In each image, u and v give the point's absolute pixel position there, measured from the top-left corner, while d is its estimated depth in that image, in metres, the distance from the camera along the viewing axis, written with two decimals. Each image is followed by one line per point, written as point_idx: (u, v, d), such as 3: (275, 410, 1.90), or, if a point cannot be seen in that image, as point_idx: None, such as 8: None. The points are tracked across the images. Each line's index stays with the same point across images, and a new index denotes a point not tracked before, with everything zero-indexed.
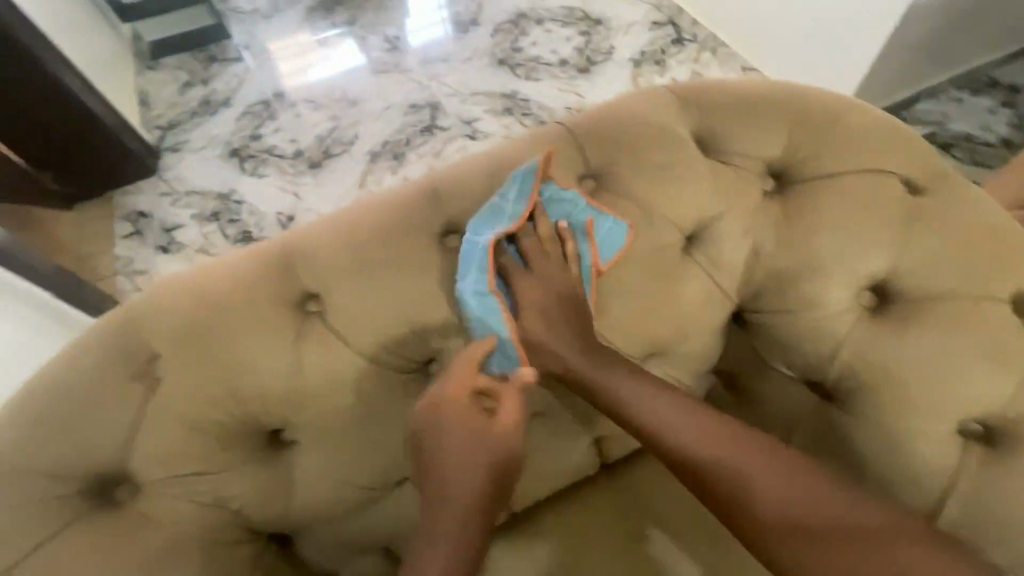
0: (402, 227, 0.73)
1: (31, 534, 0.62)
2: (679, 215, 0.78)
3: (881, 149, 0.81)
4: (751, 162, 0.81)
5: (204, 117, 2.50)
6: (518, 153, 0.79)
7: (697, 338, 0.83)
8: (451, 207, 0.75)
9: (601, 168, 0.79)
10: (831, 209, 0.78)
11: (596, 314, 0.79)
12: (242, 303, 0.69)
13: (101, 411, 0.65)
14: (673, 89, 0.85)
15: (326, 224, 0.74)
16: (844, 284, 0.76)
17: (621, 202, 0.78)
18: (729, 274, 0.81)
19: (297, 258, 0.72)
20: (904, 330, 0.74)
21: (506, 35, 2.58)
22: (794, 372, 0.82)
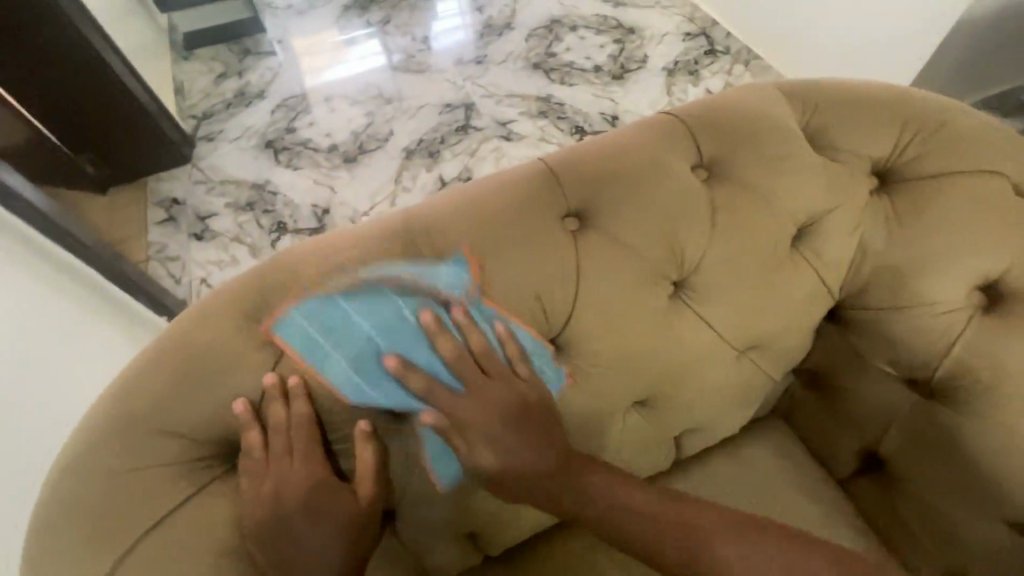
0: (524, 207, 0.73)
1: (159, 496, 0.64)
2: (790, 209, 0.78)
3: (989, 151, 0.81)
4: (855, 160, 0.82)
5: (241, 108, 2.52)
6: (632, 139, 0.79)
7: (795, 333, 0.84)
8: (570, 190, 0.75)
9: (712, 159, 0.80)
10: (945, 207, 0.78)
11: (705, 304, 0.78)
12: (366, 278, 0.69)
13: (224, 380, 0.66)
14: (773, 87, 0.86)
15: (446, 202, 0.74)
16: (956, 282, 0.76)
17: (734, 192, 0.78)
18: (834, 269, 0.81)
19: (419, 233, 0.71)
20: (1016, 330, 0.73)
21: (540, 40, 2.61)
22: (896, 371, 0.82)
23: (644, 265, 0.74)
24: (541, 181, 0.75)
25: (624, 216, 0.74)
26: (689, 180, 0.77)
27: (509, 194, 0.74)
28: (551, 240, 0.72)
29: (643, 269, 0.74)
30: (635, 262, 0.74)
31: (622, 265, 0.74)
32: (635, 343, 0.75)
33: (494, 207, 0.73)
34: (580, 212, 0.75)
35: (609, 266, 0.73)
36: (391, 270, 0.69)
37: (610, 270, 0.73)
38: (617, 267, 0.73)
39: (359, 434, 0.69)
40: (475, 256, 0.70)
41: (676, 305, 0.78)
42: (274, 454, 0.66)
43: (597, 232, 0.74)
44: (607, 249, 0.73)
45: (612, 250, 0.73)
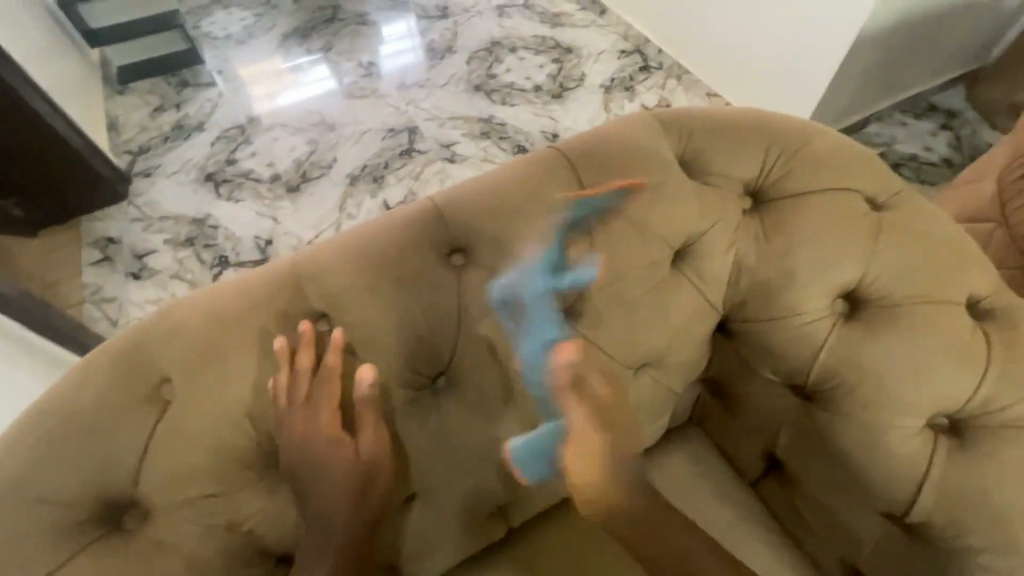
0: (410, 247, 0.76)
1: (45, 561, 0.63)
2: (669, 233, 0.83)
3: (845, 169, 0.88)
4: (728, 183, 0.88)
5: (178, 142, 2.48)
6: (516, 175, 0.83)
7: (686, 348, 0.88)
8: (456, 227, 0.78)
9: (595, 189, 0.84)
10: (806, 224, 0.84)
11: (594, 327, 0.82)
12: (252, 325, 0.70)
13: (110, 437, 0.66)
14: (653, 117, 0.92)
15: (333, 245, 0.77)
16: (820, 293, 0.82)
17: (616, 220, 0.82)
18: (715, 286, 0.86)
19: (304, 278, 0.73)
20: (875, 334, 0.79)
21: (481, 62, 2.66)
22: (778, 377, 0.87)
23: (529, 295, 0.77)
24: (426, 221, 0.78)
25: (505, 249, 0.78)
26: (570, 211, 0.81)
27: (396, 234, 0.77)
28: (437, 277, 0.75)
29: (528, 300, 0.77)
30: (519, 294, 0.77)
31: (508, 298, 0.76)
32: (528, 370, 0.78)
33: (380, 248, 0.75)
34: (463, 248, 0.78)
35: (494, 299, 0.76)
36: (277, 317, 0.71)
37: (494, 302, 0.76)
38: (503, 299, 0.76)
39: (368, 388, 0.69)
40: (363, 297, 0.73)
41: (565, 330, 0.82)
42: (296, 405, 0.67)
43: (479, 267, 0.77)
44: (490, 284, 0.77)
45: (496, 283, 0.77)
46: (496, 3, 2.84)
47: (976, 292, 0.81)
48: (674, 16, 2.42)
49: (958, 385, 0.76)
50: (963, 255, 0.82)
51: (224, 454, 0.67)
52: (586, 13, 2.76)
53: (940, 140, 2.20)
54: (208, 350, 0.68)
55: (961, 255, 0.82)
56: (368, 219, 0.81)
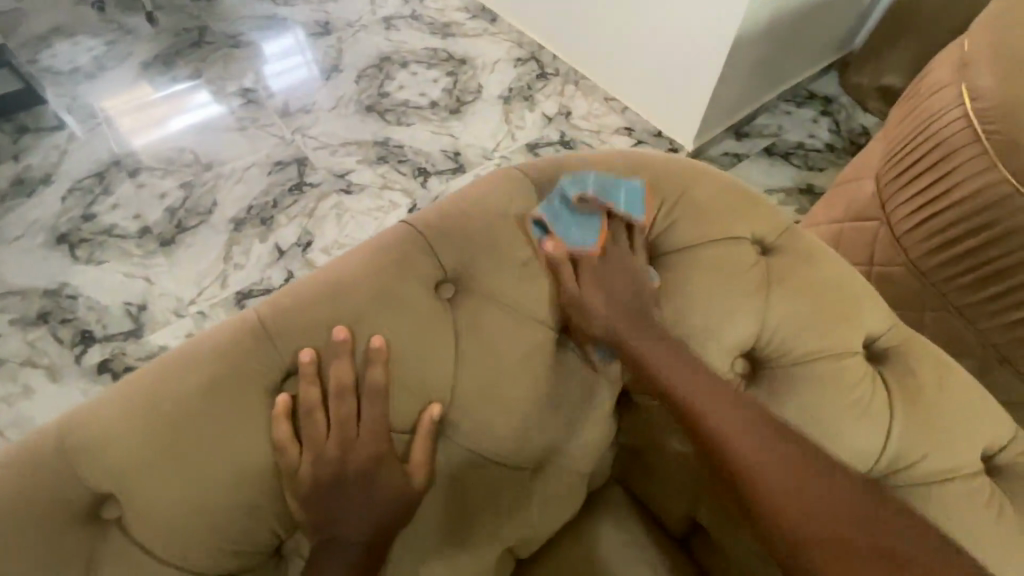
0: (227, 383, 0.61)
1: None
2: (549, 312, 0.73)
3: (731, 214, 0.81)
4: None
5: (20, 202, 1.97)
6: (364, 266, 0.69)
7: (588, 432, 0.77)
8: (288, 349, 0.64)
9: (459, 271, 0.72)
10: (696, 281, 0.77)
11: (473, 435, 0.70)
12: (5, 532, 0.53)
13: None
14: (521, 172, 0.81)
15: (119, 395, 0.59)
16: (718, 358, 0.75)
17: (486, 306, 0.71)
18: (610, 360, 0.77)
19: (76, 452, 0.56)
20: (775, 399, 0.73)
21: (370, 81, 2.33)
22: (687, 448, 0.79)
23: (382, 423, 0.63)
24: (242, 344, 0.63)
25: (347, 369, 0.63)
26: (429, 305, 0.69)
27: (204, 370, 0.61)
28: (264, 421, 0.60)
29: (380, 433, 0.63)
30: (365, 430, 0.63)
31: (350, 437, 0.62)
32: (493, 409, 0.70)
33: (183, 393, 0.59)
34: (342, 327, 0.65)
35: (335, 438, 0.61)
36: (42, 517, 0.54)
37: (334, 445, 0.61)
38: (345, 440, 0.62)
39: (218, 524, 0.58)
40: (160, 467, 0.57)
41: (439, 446, 0.69)
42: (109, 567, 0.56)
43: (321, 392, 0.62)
44: (330, 415, 0.62)
45: (341, 415, 0.62)
46: (382, 14, 2.51)
47: (871, 334, 0.77)
48: (573, 23, 2.24)
49: (865, 445, 0.72)
50: (856, 297, 0.78)
51: None
52: (477, 21, 2.51)
53: (821, 127, 2.28)
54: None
55: (854, 297, 0.78)
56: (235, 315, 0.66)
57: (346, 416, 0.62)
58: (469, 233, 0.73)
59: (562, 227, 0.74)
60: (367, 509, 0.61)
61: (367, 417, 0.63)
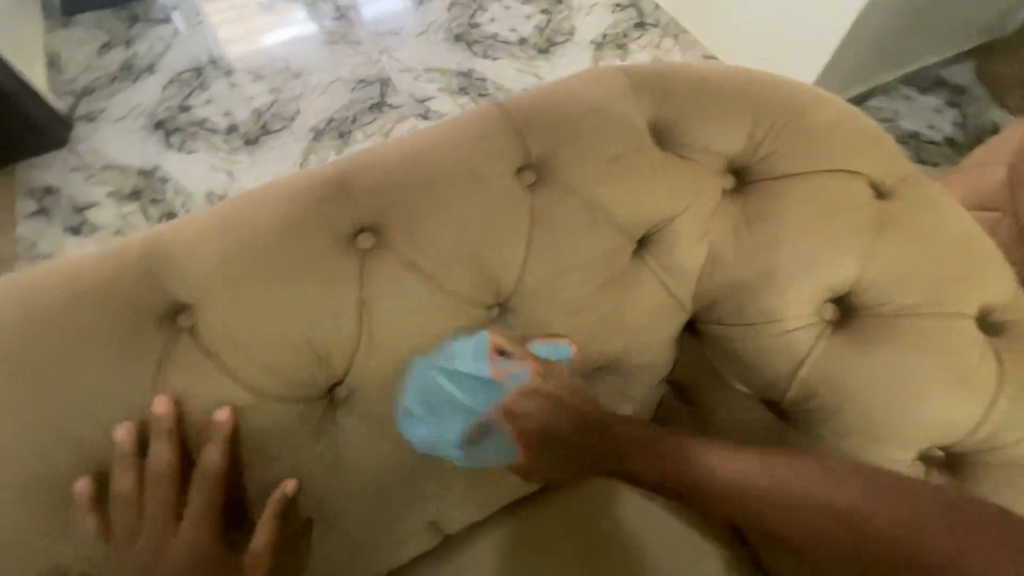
0: (305, 223, 0.60)
1: None
2: (632, 219, 0.69)
3: (848, 147, 0.73)
4: (707, 158, 0.73)
5: (126, 86, 1.84)
6: (447, 138, 0.67)
7: (649, 350, 0.74)
8: (364, 203, 0.62)
9: (544, 158, 0.68)
10: (795, 213, 0.70)
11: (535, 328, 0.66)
12: (95, 318, 0.56)
13: None
14: (621, 72, 0.75)
15: (207, 220, 0.61)
16: (806, 297, 0.69)
17: (566, 197, 0.67)
18: (684, 282, 0.72)
19: (166, 262, 0.58)
20: (864, 348, 0.67)
21: (462, 8, 2.05)
22: (750, 390, 0.75)
23: (200, 510, 0.56)
24: (325, 190, 0.62)
25: (133, 469, 0.55)
26: (512, 185, 0.65)
27: (286, 208, 0.61)
28: (339, 265, 0.59)
29: (203, 517, 0.56)
30: (186, 520, 0.55)
31: (202, 536, 0.56)
32: (558, 304, 0.67)
33: (266, 227, 0.60)
34: (122, 423, 0.55)
35: (193, 527, 0.56)
36: (128, 315, 0.56)
37: (178, 525, 0.55)
38: (192, 519, 0.56)
39: (283, 355, 0.57)
40: (238, 289, 0.57)
41: (500, 330, 0.65)
42: (177, 373, 0.56)
43: (126, 507, 0.55)
44: (145, 500, 0.55)
45: (150, 507, 0.55)
46: None
47: (990, 300, 0.69)
48: None
49: (956, 414, 0.65)
50: (977, 258, 0.69)
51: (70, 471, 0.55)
52: None
53: (945, 117, 1.96)
54: (34, 341, 0.55)
55: (975, 257, 0.69)
56: (323, 166, 0.66)
57: (160, 514, 0.55)
58: (557, 121, 0.69)
59: (462, 403, 0.61)
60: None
61: (184, 521, 0.56)
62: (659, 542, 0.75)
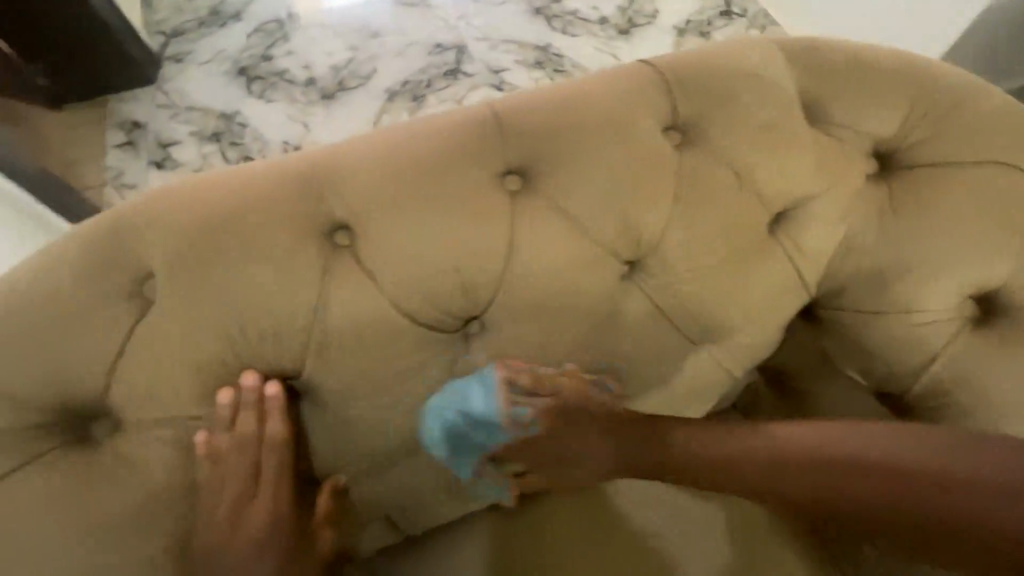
0: (461, 157, 0.61)
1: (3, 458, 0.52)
2: (777, 190, 0.67)
3: (1009, 142, 0.70)
4: (854, 138, 0.70)
5: (212, 30, 1.52)
6: (599, 91, 0.66)
7: (765, 327, 0.74)
8: (517, 144, 0.63)
9: (694, 119, 0.67)
10: (951, 203, 0.67)
11: (664, 288, 0.67)
12: (262, 223, 0.57)
13: (78, 336, 0.53)
14: (773, 42, 0.72)
15: (364, 145, 0.62)
16: (948, 291, 0.67)
17: (714, 160, 0.66)
18: (817, 262, 0.71)
19: (330, 179, 0.59)
20: (997, 348, 0.66)
21: None
22: (867, 380, 0.74)
23: (285, 477, 0.56)
24: (479, 128, 0.63)
25: (252, 422, 0.55)
26: (660, 143, 0.65)
27: (442, 143, 0.62)
28: (490, 201, 0.61)
29: (285, 484, 0.56)
30: (269, 484, 0.55)
31: (281, 504, 0.56)
32: (693, 267, 0.67)
33: (424, 158, 0.61)
34: (249, 371, 0.56)
35: (278, 491, 0.56)
36: (293, 224, 0.57)
37: (261, 489, 0.55)
38: (273, 487, 0.56)
39: (434, 284, 0.59)
40: (396, 213, 0.59)
41: (626, 284, 0.67)
42: (331, 286, 0.57)
43: (228, 458, 0.55)
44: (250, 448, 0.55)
45: (241, 460, 0.55)
46: None
47: None
48: None
49: None
50: None
51: (225, 367, 0.56)
52: None
53: None
54: (202, 240, 0.56)
55: None
56: (471, 107, 0.66)
57: (251, 470, 0.55)
58: (710, 82, 0.67)
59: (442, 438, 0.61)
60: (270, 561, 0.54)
61: (271, 485, 0.56)
62: (735, 516, 0.73)
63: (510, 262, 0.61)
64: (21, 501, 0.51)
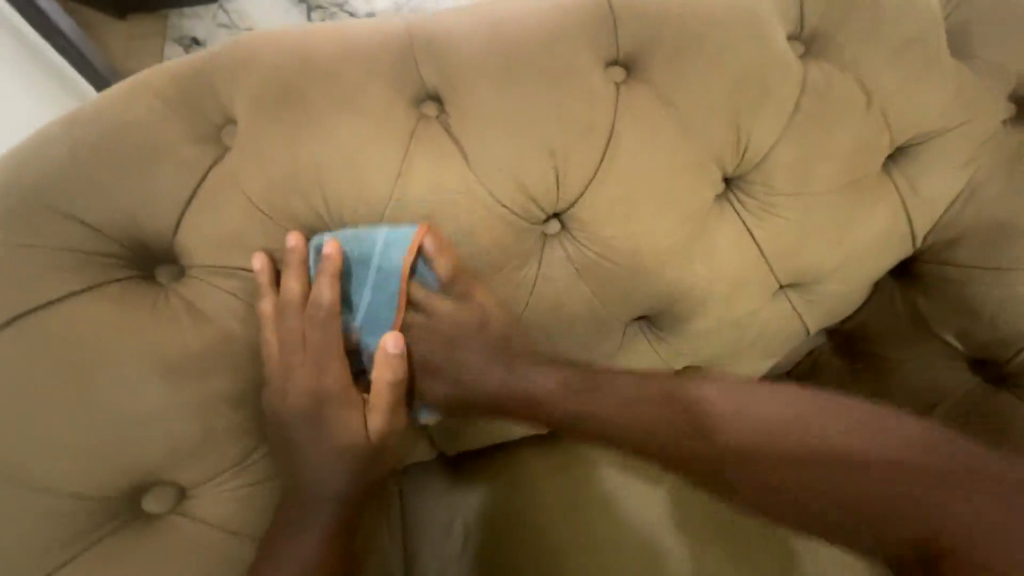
0: (567, 39, 0.56)
1: (62, 284, 0.50)
2: (905, 118, 0.61)
3: None
4: (998, 74, 0.62)
5: None
6: None
7: (859, 273, 0.68)
8: (628, 32, 0.57)
9: (824, 29, 0.60)
10: None
11: (763, 212, 0.62)
12: (351, 79, 0.53)
13: (153, 170, 0.51)
14: None
15: (463, 16, 0.57)
16: None
17: (840, 75, 0.59)
18: (933, 207, 0.64)
19: (425, 44, 0.55)
20: None
21: None
22: (963, 347, 0.69)
23: (331, 345, 0.53)
24: (590, 10, 0.57)
25: (297, 284, 0.52)
26: (784, 49, 0.58)
27: (548, 21, 0.57)
28: (593, 88, 0.56)
29: (333, 352, 0.54)
30: (315, 350, 0.53)
31: (327, 373, 0.54)
32: (799, 191, 0.61)
33: (527, 34, 0.56)
34: (294, 232, 0.52)
35: (329, 359, 0.54)
36: (384, 84, 0.53)
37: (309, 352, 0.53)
38: (320, 353, 0.53)
39: (525, 169, 0.55)
40: (492, 87, 0.55)
41: (721, 203, 0.62)
42: (417, 154, 0.53)
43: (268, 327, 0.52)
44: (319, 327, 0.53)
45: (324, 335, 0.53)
46: None
47: None
48: None
49: None
50: None
51: (297, 225, 0.53)
52: None
53: None
54: (285, 89, 0.52)
55: None
56: None
57: (299, 335, 0.53)
58: None
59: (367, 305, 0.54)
60: (328, 432, 0.54)
61: (320, 351, 0.53)
62: None
63: (606, 157, 0.56)
64: (78, 329, 0.49)
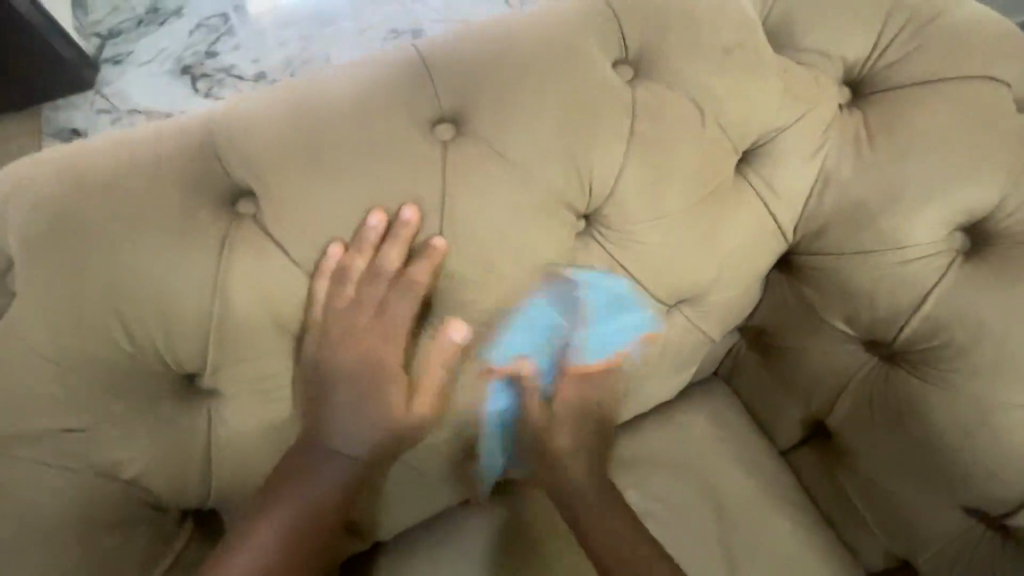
0: (383, 106, 0.53)
1: None
2: (740, 124, 0.61)
3: (994, 50, 0.63)
4: (823, 63, 0.63)
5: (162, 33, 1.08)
6: (539, 24, 0.58)
7: (737, 278, 0.67)
8: (446, 87, 0.55)
9: (645, 51, 0.59)
10: (929, 123, 0.61)
11: (624, 241, 0.60)
12: (144, 194, 0.48)
13: None
14: None
15: (269, 99, 0.53)
16: (931, 220, 0.61)
17: (668, 93, 0.59)
18: (789, 204, 0.64)
19: (226, 140, 0.51)
20: (992, 282, 0.60)
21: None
22: (854, 330, 0.68)
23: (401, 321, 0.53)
24: (402, 73, 0.55)
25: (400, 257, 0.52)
26: (607, 78, 0.57)
27: (361, 91, 0.53)
28: (417, 153, 0.53)
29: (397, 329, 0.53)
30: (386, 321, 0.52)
31: (390, 354, 0.53)
32: (653, 215, 0.59)
33: (338, 109, 0.52)
34: (411, 206, 0.52)
35: (390, 346, 0.53)
36: (184, 193, 0.49)
37: (376, 322, 0.52)
38: (390, 329, 0.53)
39: (354, 249, 0.51)
40: (305, 173, 0.50)
41: (581, 240, 0.59)
42: (234, 261, 0.49)
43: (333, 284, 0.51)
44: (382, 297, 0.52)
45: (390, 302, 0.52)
46: None
47: None
48: None
49: None
50: None
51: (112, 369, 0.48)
52: None
53: None
54: (72, 221, 0.47)
55: None
56: (394, 52, 0.57)
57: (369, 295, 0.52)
58: (658, 7, 0.60)
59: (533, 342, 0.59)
60: (365, 409, 0.53)
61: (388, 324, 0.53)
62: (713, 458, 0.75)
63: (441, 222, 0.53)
64: None
